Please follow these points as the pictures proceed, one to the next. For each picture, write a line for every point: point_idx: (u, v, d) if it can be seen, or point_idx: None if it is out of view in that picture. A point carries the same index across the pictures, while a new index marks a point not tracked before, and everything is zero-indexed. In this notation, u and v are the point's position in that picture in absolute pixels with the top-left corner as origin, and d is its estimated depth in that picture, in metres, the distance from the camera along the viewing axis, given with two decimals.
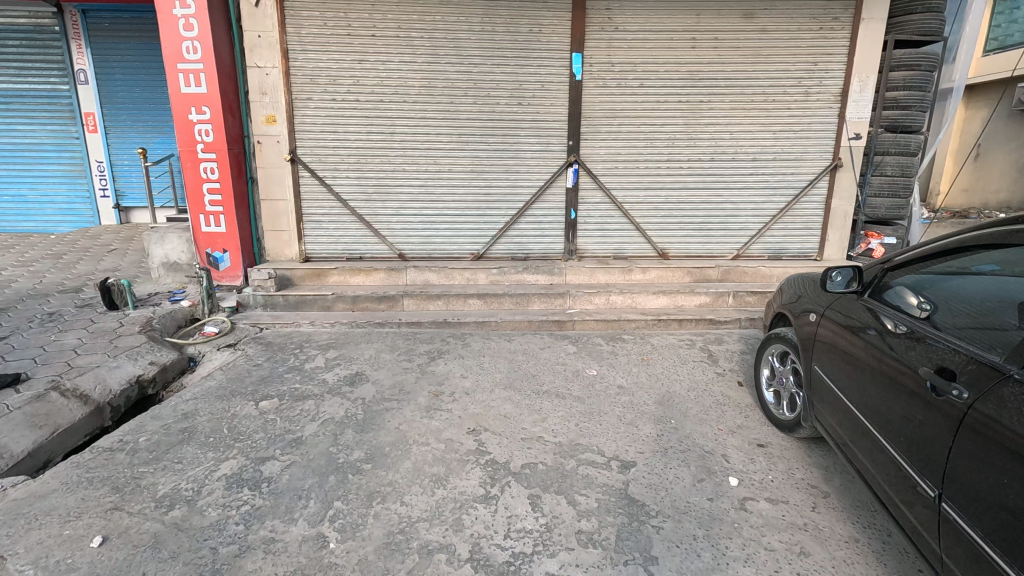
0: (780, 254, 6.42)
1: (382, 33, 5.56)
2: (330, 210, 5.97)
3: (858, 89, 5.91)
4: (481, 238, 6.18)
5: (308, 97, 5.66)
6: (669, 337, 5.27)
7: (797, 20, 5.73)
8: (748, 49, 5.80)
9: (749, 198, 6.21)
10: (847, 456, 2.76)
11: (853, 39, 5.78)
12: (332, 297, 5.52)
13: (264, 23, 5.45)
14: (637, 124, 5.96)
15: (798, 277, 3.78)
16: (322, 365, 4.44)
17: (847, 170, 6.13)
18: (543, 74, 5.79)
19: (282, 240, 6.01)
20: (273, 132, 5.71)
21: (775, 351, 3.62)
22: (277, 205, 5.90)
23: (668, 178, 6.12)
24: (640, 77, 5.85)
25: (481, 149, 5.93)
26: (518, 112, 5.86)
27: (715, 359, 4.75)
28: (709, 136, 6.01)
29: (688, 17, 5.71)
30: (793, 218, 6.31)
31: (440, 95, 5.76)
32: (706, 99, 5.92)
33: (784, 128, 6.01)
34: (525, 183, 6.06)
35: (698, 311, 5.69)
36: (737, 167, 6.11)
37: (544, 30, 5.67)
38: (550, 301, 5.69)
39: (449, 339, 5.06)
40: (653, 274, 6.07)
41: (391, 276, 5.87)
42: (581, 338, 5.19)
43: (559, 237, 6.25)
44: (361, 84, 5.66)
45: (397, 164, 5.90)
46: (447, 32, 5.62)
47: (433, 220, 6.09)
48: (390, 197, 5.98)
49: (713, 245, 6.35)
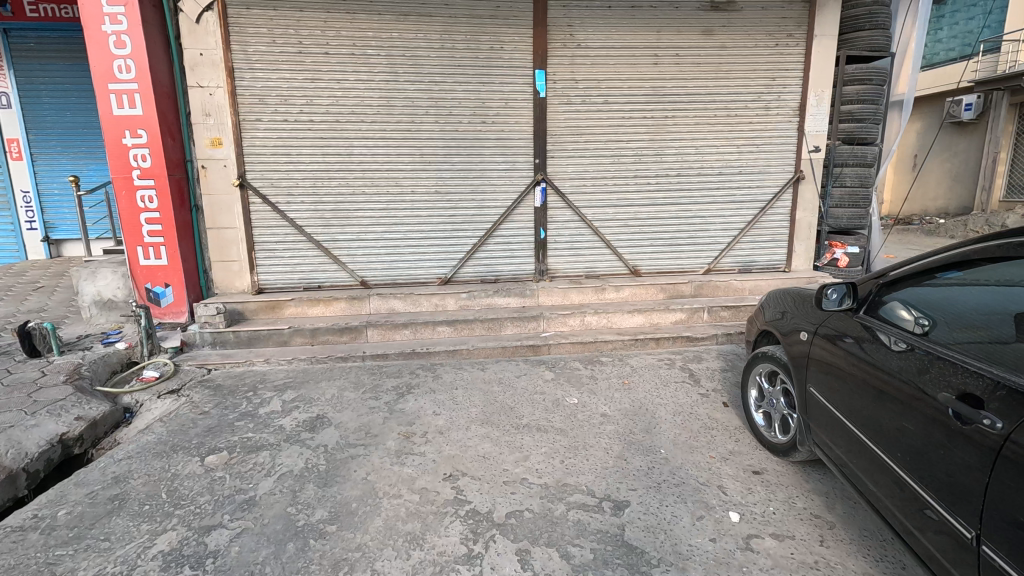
0: (750, 267, 6.41)
1: (336, 50, 5.28)
2: (285, 237, 5.58)
3: (815, 103, 6.02)
4: (448, 261, 5.90)
5: (258, 118, 5.29)
6: (648, 358, 5.10)
7: (754, 37, 5.81)
8: (709, 64, 5.83)
9: (717, 212, 6.20)
10: (849, 481, 2.62)
11: (807, 54, 5.90)
12: (289, 331, 5.10)
13: (206, 41, 5.09)
14: (604, 141, 5.87)
15: (781, 293, 3.67)
16: (278, 409, 4.02)
17: (810, 183, 6.22)
18: (506, 91, 5.63)
19: (232, 271, 5.56)
20: (218, 155, 5.31)
21: (763, 371, 3.48)
22: (225, 233, 5.47)
23: (636, 194, 6.04)
24: (604, 94, 5.78)
25: (445, 170, 5.70)
26: (482, 130, 5.68)
27: (697, 380, 4.60)
28: (675, 151, 5.98)
29: (649, 34, 5.70)
30: (760, 230, 6.33)
31: (400, 114, 5.51)
32: (671, 114, 5.90)
33: (747, 142, 6.05)
34: (491, 203, 5.85)
35: (675, 329, 5.57)
36: (703, 181, 6.09)
37: (506, 47, 5.54)
38: (524, 324, 5.45)
39: (418, 372, 4.73)
40: (627, 292, 5.93)
41: (353, 306, 5.50)
42: (558, 363, 4.96)
43: (529, 258, 6.05)
44: (315, 104, 5.35)
45: (357, 187, 5.58)
46: (406, 49, 5.40)
47: (397, 244, 5.78)
48: (350, 221, 5.64)
49: (684, 261, 6.28)
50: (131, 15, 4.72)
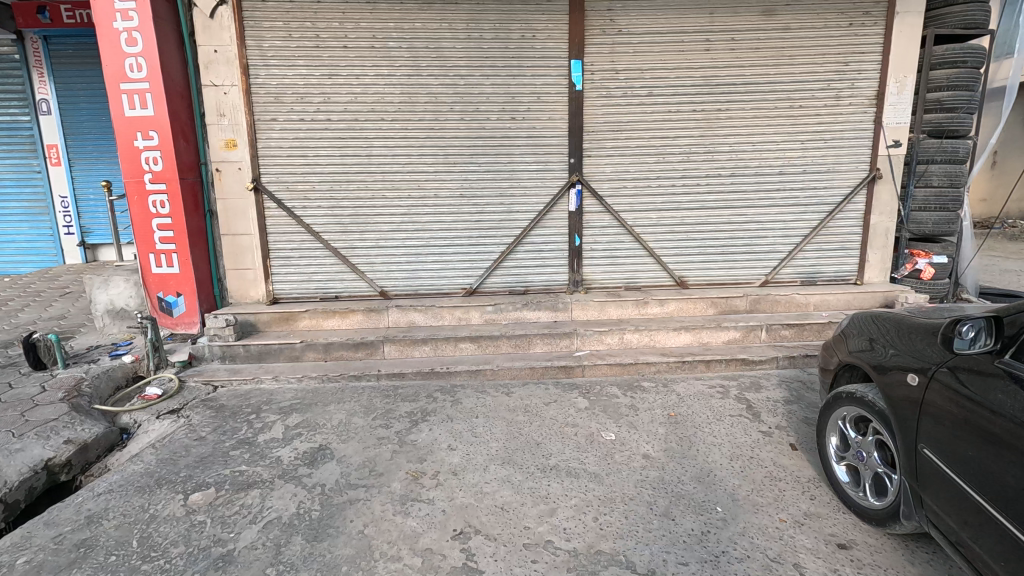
0: (815, 278, 5.63)
1: (355, 43, 4.91)
2: (301, 244, 5.24)
3: (895, 91, 5.23)
4: (474, 271, 5.43)
5: (274, 117, 4.98)
6: (697, 384, 4.45)
7: (824, 16, 5.08)
8: (770, 49, 5.13)
9: (777, 217, 5.47)
10: (970, 564, 2.00)
11: (888, 35, 5.12)
12: (301, 346, 4.74)
13: (221, 37, 4.82)
14: (647, 137, 5.27)
15: (869, 317, 2.99)
16: (279, 436, 3.63)
17: (887, 183, 5.43)
18: (538, 84, 5.12)
19: (247, 279, 5.27)
20: (233, 158, 5.03)
21: (847, 416, 2.82)
22: (240, 240, 5.19)
23: (683, 197, 5.40)
24: (648, 85, 5.17)
25: (471, 171, 5.23)
26: (512, 128, 5.18)
27: (757, 414, 3.93)
28: (729, 148, 5.31)
29: (700, 17, 5.07)
30: (828, 238, 5.55)
31: (423, 111, 5.09)
32: (724, 107, 5.23)
33: (814, 137, 5.31)
34: (521, 207, 5.34)
35: (728, 350, 4.89)
36: (761, 182, 5.39)
37: (539, 36, 5.03)
38: (555, 342, 4.91)
39: (436, 395, 4.27)
40: (672, 306, 5.29)
41: (371, 318, 5.10)
42: (593, 388, 4.39)
43: (562, 267, 5.50)
44: (333, 102, 4.99)
45: (376, 190, 5.19)
46: (430, 41, 4.97)
47: (419, 252, 5.35)
48: (369, 227, 5.25)
49: (738, 271, 5.58)
50: (142, 11, 4.47)
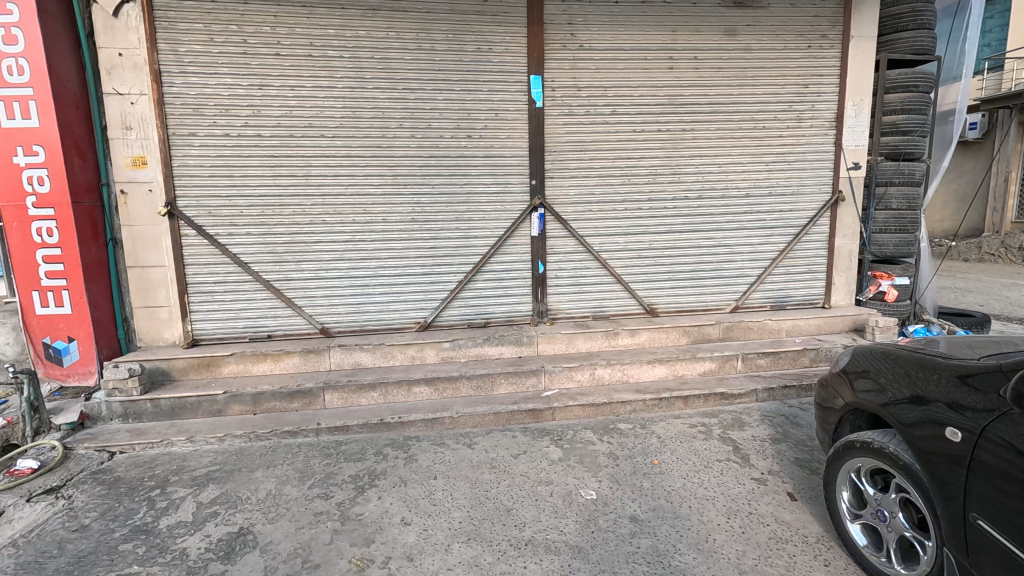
0: (784, 303, 5.47)
1: (290, 51, 4.36)
2: (226, 277, 4.54)
3: (853, 113, 5.22)
4: (428, 303, 4.89)
5: (192, 131, 4.31)
6: (677, 424, 4.08)
7: (783, 38, 5.02)
8: (733, 69, 5.00)
9: (745, 240, 5.29)
10: None
11: (844, 58, 5.12)
12: (224, 397, 4.02)
13: (127, 39, 4.15)
14: (612, 158, 4.98)
15: (876, 353, 2.70)
16: (187, 518, 2.92)
17: (849, 205, 5.38)
18: (496, 101, 4.74)
19: (159, 318, 4.49)
20: (141, 178, 4.31)
21: (862, 469, 2.47)
22: (151, 273, 4.43)
23: (650, 221, 5.12)
24: (611, 104, 4.90)
25: (423, 193, 4.74)
26: (467, 147, 4.75)
27: (746, 457, 3.58)
28: (695, 170, 5.11)
29: (662, 34, 4.87)
30: (795, 261, 5.42)
31: (368, 127, 4.58)
32: (689, 127, 5.03)
33: (778, 159, 5.19)
34: (479, 233, 4.88)
35: (705, 383, 4.57)
36: (728, 205, 5.21)
37: (495, 49, 4.67)
38: (521, 381, 4.43)
39: (386, 452, 3.67)
40: (644, 336, 4.93)
41: (310, 360, 4.43)
42: (566, 434, 3.93)
43: (525, 296, 5.05)
44: (264, 116, 4.40)
45: (315, 215, 4.59)
46: (375, 50, 4.50)
47: (365, 284, 4.76)
48: (307, 256, 4.63)
49: (707, 297, 5.34)
50: (24, 3, 3.76)
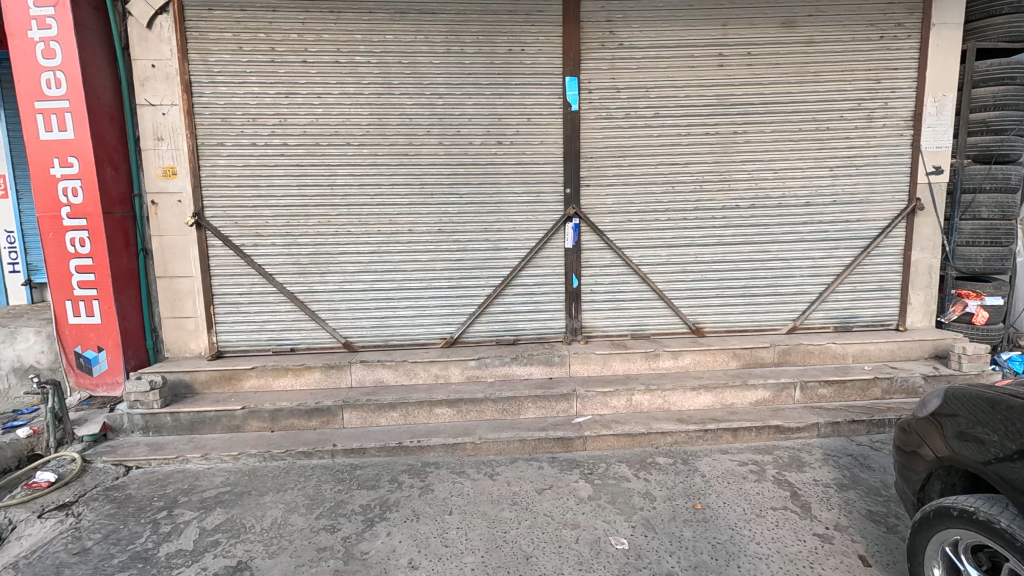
0: (850, 324, 4.88)
1: (317, 58, 4.26)
2: (251, 288, 4.46)
3: (933, 111, 4.62)
4: (454, 318, 4.65)
5: (220, 141, 4.27)
6: (724, 461, 3.63)
7: (850, 28, 4.50)
8: (792, 64, 4.52)
9: (804, 254, 4.76)
10: None
11: (922, 49, 4.54)
12: (242, 413, 3.91)
13: (160, 50, 4.17)
14: (655, 164, 4.59)
15: (977, 400, 2.20)
16: (187, 547, 2.76)
17: (928, 214, 4.76)
18: (528, 105, 4.47)
19: (186, 329, 4.47)
20: (171, 188, 4.30)
21: (959, 545, 1.99)
22: (179, 283, 4.41)
23: (696, 232, 4.69)
24: (654, 105, 4.53)
25: (451, 203, 4.52)
26: (498, 154, 4.50)
27: (807, 505, 3.09)
28: (747, 176, 4.64)
29: (711, 28, 4.46)
30: (863, 277, 4.82)
31: (395, 135, 4.41)
32: (741, 130, 4.58)
33: (843, 163, 4.65)
34: (509, 245, 4.61)
35: (757, 413, 4.08)
36: (785, 214, 4.70)
37: (528, 50, 4.40)
38: (550, 405, 4.09)
39: (401, 480, 3.42)
40: (688, 359, 4.49)
41: (331, 376, 4.27)
42: (597, 468, 3.57)
43: (557, 312, 4.72)
44: (291, 124, 4.31)
45: (341, 225, 4.45)
46: (403, 54, 4.33)
47: (390, 297, 4.58)
48: (332, 267, 4.50)
49: (760, 317, 4.83)
50: (62, 17, 3.82)
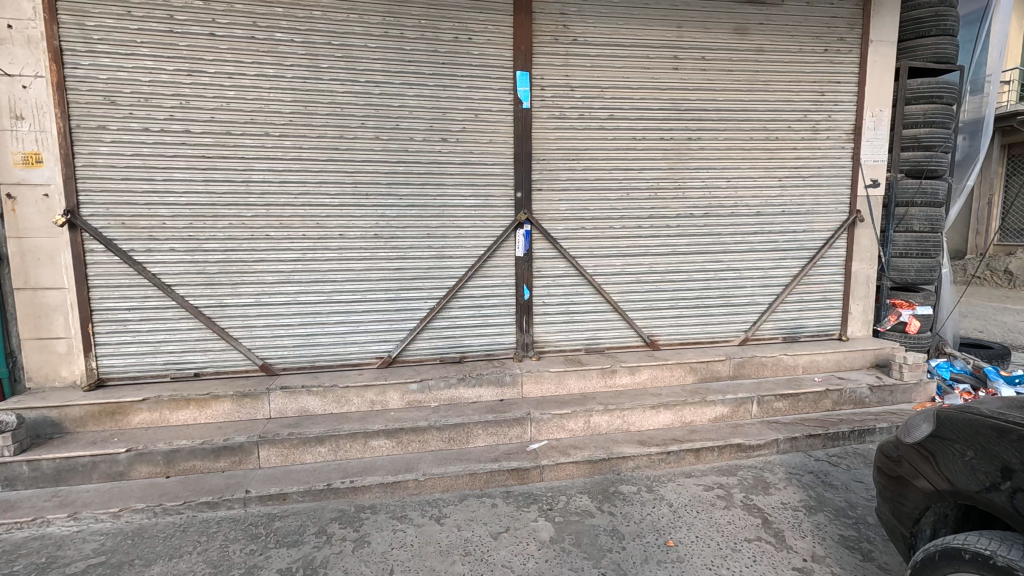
0: (798, 334, 4.88)
1: (228, 32, 3.62)
2: (142, 303, 3.70)
3: (871, 126, 4.73)
4: (393, 334, 4.14)
5: (102, 124, 3.51)
6: (689, 486, 3.39)
7: (798, 39, 4.50)
8: (744, 72, 4.45)
9: (755, 264, 4.70)
10: None
11: (862, 64, 4.64)
12: (127, 457, 3.18)
13: (18, 7, 3.35)
14: (609, 168, 4.34)
15: (981, 428, 2.01)
16: None
17: (867, 226, 4.86)
18: (476, 99, 4.07)
19: (55, 353, 3.63)
20: (35, 179, 3.48)
21: None
22: (45, 296, 3.58)
23: (651, 241, 4.49)
24: (609, 106, 4.28)
25: (389, 205, 4.02)
26: (443, 152, 4.06)
27: (780, 534, 2.90)
28: (701, 184, 4.51)
29: (666, 29, 4.29)
30: (809, 288, 4.84)
31: (324, 126, 3.85)
32: (695, 136, 4.44)
33: (791, 174, 4.64)
34: (454, 252, 4.17)
35: (717, 431, 3.90)
36: (737, 224, 4.62)
37: (476, 39, 4.01)
38: (501, 431, 3.69)
39: (331, 532, 2.87)
40: (645, 375, 4.26)
41: (244, 406, 3.62)
42: (557, 502, 3.21)
43: (507, 327, 4.34)
44: (194, 108, 3.63)
45: (257, 228, 3.82)
46: (333, 34, 3.79)
47: (318, 312, 3.99)
48: (246, 278, 3.84)
49: (713, 328, 4.71)
50: None
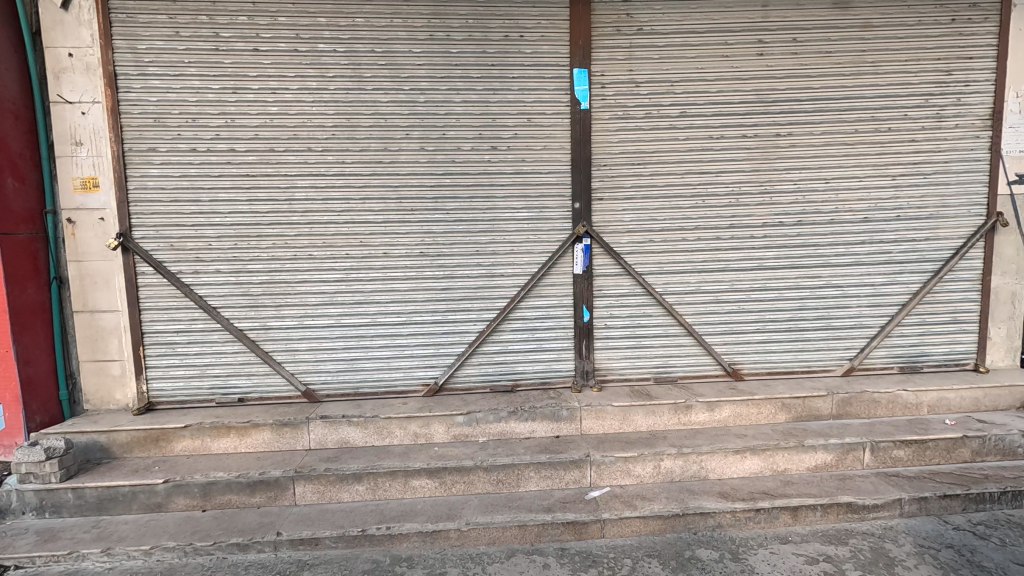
0: (919, 364, 4.04)
1: (272, 46, 3.50)
2: (190, 326, 3.64)
3: (1015, 108, 3.86)
4: (439, 360, 3.82)
5: (152, 146, 3.50)
6: (786, 557, 2.76)
7: (916, 9, 3.74)
8: (846, 53, 3.76)
9: (862, 280, 3.94)
10: None
11: (1002, 34, 3.78)
12: (166, 488, 3.07)
13: (78, 35, 3.41)
14: (681, 172, 3.80)
15: None
16: None
17: (1011, 231, 3.96)
18: (528, 102, 3.70)
19: (110, 375, 3.65)
20: (92, 203, 3.52)
21: None
22: (101, 319, 3.61)
23: (733, 254, 3.88)
24: (681, 102, 3.75)
25: (435, 220, 3.73)
26: (493, 161, 3.71)
27: None
28: (792, 187, 3.85)
29: (749, 10, 3.71)
30: (934, 308, 3.99)
31: (367, 139, 3.63)
32: (785, 131, 3.80)
33: (908, 171, 3.85)
34: (505, 270, 3.80)
35: (820, 485, 3.21)
36: (839, 233, 3.89)
37: (528, 36, 3.65)
38: (556, 475, 3.25)
39: None
40: (727, 411, 3.64)
41: (284, 436, 3.44)
42: (621, 568, 2.70)
43: (564, 352, 3.90)
44: (239, 126, 3.53)
45: (300, 247, 3.66)
46: (377, 42, 3.57)
47: (362, 336, 3.76)
48: (289, 299, 3.69)
49: (810, 356, 3.99)
50: None
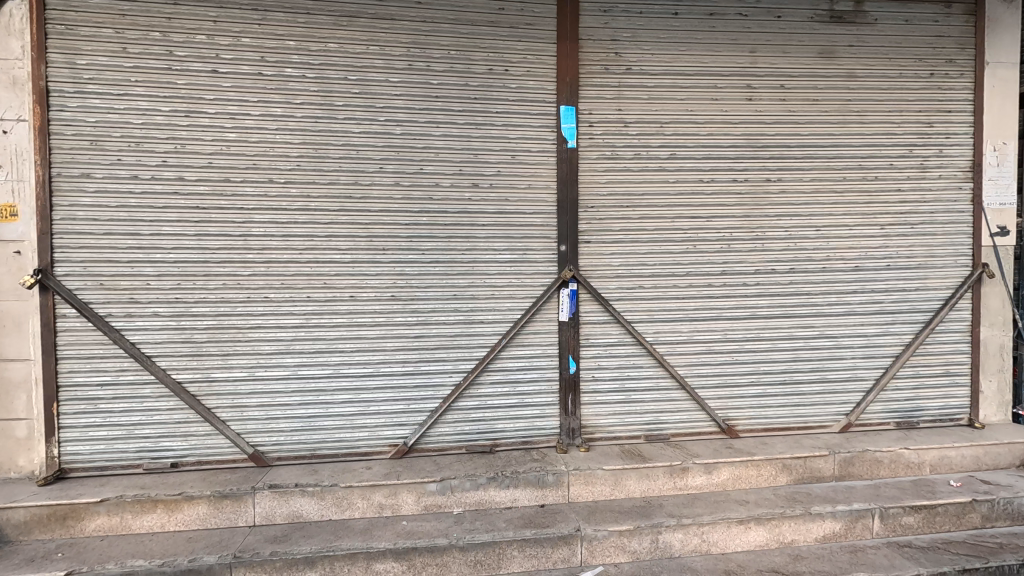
0: (914, 420, 3.87)
1: (233, 68, 3.19)
2: (117, 378, 3.13)
3: (993, 161, 3.88)
4: (410, 416, 3.41)
5: (86, 171, 3.07)
6: None
7: (897, 62, 3.77)
8: (833, 101, 3.73)
9: (856, 330, 3.80)
10: None
11: (978, 89, 3.84)
12: None
13: (6, 47, 3.02)
14: (672, 216, 3.62)
15: None
16: None
17: (996, 282, 3.92)
18: (513, 139, 3.48)
19: (14, 437, 3.07)
20: (8, 235, 3.04)
21: None
22: (7, 369, 3.06)
23: (725, 302, 3.69)
24: (671, 144, 3.61)
25: (409, 261, 3.40)
26: (473, 200, 3.44)
27: None
28: (784, 234, 3.72)
29: (737, 55, 3.65)
30: (926, 360, 3.87)
31: (337, 172, 3.31)
32: (776, 176, 3.69)
33: (896, 221, 3.79)
34: (486, 316, 3.47)
35: (831, 559, 2.92)
36: (831, 282, 3.76)
37: (513, 71, 3.47)
38: (542, 554, 2.84)
39: None
40: (725, 473, 3.35)
41: (223, 510, 2.92)
42: None
43: (548, 407, 3.55)
44: (190, 152, 3.16)
45: (255, 288, 3.24)
46: (351, 69, 3.31)
47: (321, 389, 3.32)
48: (239, 348, 3.24)
49: (806, 412, 3.78)
50: None
